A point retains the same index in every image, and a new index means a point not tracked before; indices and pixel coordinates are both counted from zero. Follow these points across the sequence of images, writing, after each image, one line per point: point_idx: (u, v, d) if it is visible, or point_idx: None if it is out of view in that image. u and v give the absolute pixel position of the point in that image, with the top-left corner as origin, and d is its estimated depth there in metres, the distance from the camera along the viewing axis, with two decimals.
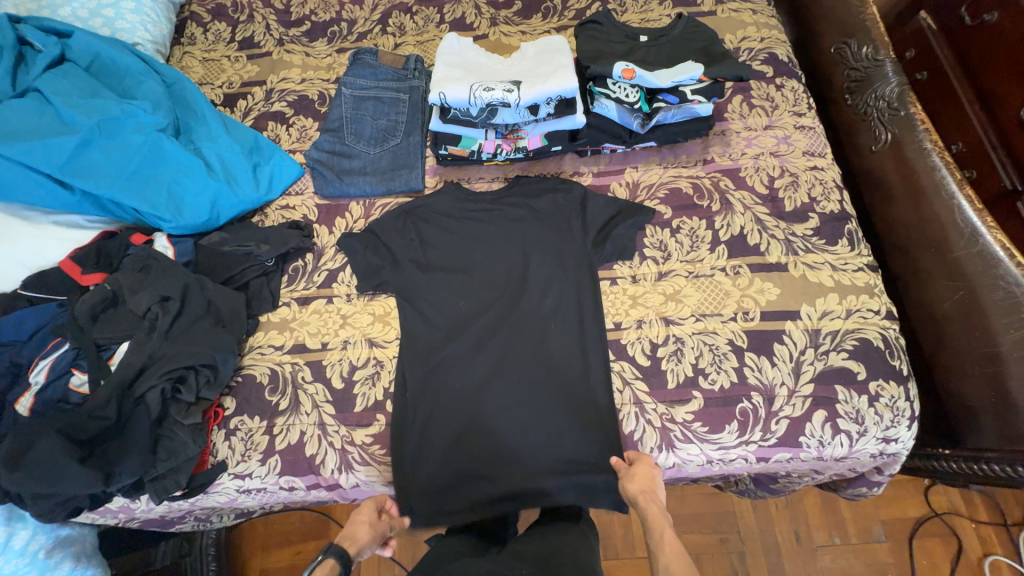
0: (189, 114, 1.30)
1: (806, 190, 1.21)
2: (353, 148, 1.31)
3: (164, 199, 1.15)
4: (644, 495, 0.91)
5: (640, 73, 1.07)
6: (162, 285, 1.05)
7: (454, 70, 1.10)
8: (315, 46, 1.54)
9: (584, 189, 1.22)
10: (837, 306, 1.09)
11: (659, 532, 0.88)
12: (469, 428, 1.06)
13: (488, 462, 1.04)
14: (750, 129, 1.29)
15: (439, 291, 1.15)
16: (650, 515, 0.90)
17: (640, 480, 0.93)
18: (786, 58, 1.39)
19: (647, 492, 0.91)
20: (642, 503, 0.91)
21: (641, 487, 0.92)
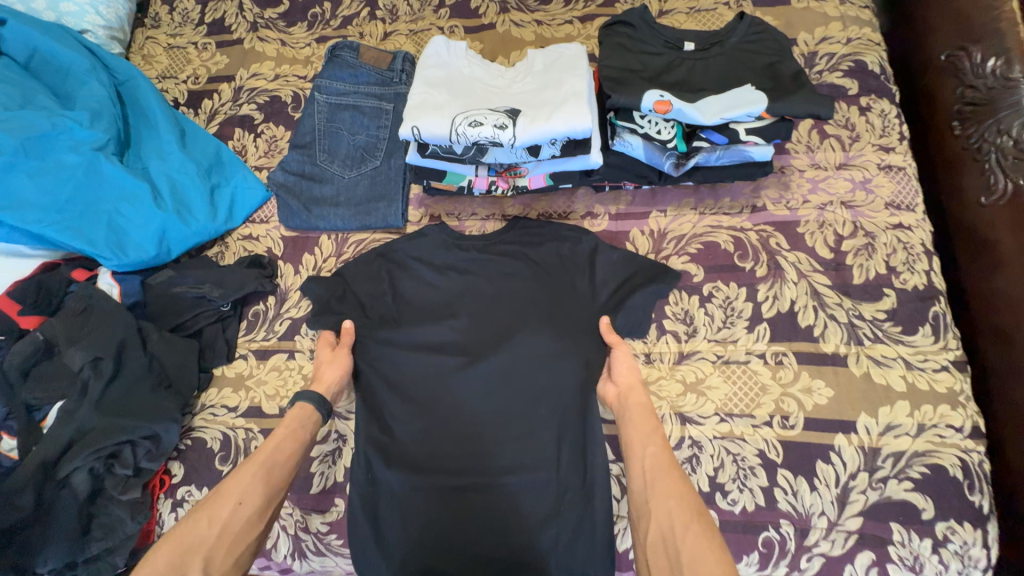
0: (141, 124, 1.13)
1: (883, 257, 0.95)
2: (325, 169, 1.11)
3: (105, 233, 1.00)
4: (630, 381, 0.88)
5: (678, 106, 0.80)
6: (96, 341, 0.92)
7: (436, 92, 0.87)
8: (292, 32, 1.30)
9: (594, 242, 0.99)
10: (906, 418, 0.86)
11: (644, 421, 0.83)
12: (438, 515, 0.89)
13: (460, 558, 0.88)
14: (817, 167, 1.01)
15: (415, 358, 0.96)
16: (633, 403, 0.86)
17: (623, 364, 0.90)
18: (878, 67, 1.07)
19: (632, 381, 0.88)
20: (628, 390, 0.87)
21: (626, 371, 0.89)
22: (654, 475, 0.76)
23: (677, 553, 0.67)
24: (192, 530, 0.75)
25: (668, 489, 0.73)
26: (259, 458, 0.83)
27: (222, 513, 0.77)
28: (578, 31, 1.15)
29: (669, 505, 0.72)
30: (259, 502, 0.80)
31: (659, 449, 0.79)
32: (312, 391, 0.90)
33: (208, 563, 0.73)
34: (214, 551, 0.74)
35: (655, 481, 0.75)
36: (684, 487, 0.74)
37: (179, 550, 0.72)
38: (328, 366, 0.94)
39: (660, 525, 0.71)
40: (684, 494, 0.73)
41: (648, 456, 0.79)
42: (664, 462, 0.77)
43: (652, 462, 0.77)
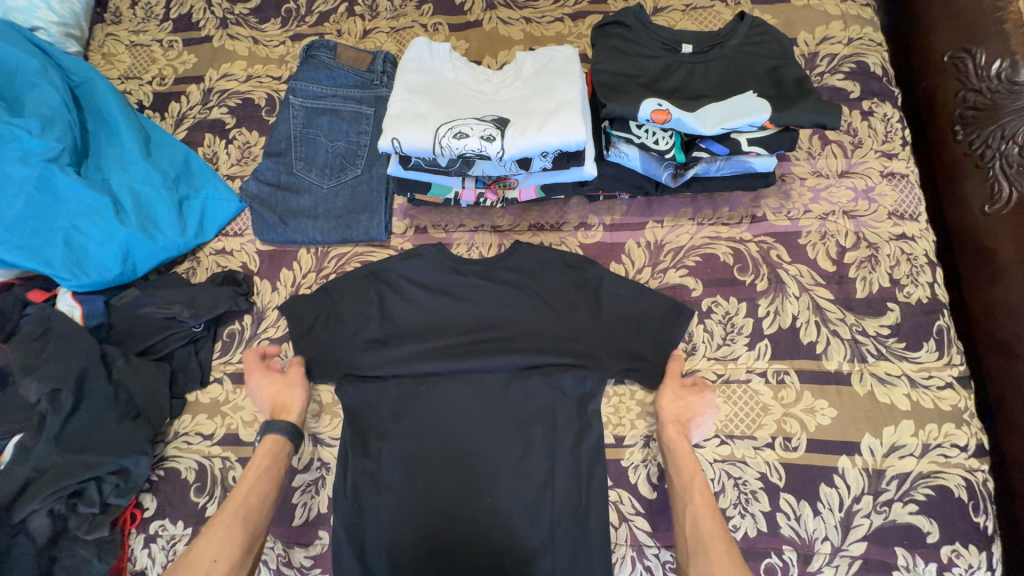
0: (99, 129, 1.05)
1: (887, 269, 0.92)
2: (302, 179, 1.04)
3: (62, 251, 0.93)
4: (676, 431, 0.84)
5: (677, 115, 0.76)
6: (54, 371, 0.85)
7: (417, 100, 0.81)
8: (264, 29, 1.21)
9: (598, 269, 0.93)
10: (910, 437, 0.83)
11: (691, 477, 0.80)
12: (428, 546, 0.84)
13: None
14: (819, 175, 0.98)
15: (403, 381, 0.91)
16: (679, 454, 0.83)
17: (671, 413, 0.85)
18: (880, 69, 1.03)
19: (679, 432, 0.84)
20: (674, 440, 0.83)
21: (673, 420, 0.84)
22: (700, 548, 0.76)
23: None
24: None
25: (714, 568, 0.73)
26: (232, 506, 0.82)
27: (201, 570, 0.76)
28: (569, 29, 1.09)
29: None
30: (239, 550, 0.79)
31: (707, 519, 0.77)
32: (275, 421, 0.88)
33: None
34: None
35: (699, 558, 0.75)
36: (732, 562, 0.74)
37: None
38: (287, 391, 0.91)
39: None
40: (732, 572, 0.73)
41: (692, 515, 0.78)
42: (709, 535, 0.76)
43: (696, 537, 0.77)
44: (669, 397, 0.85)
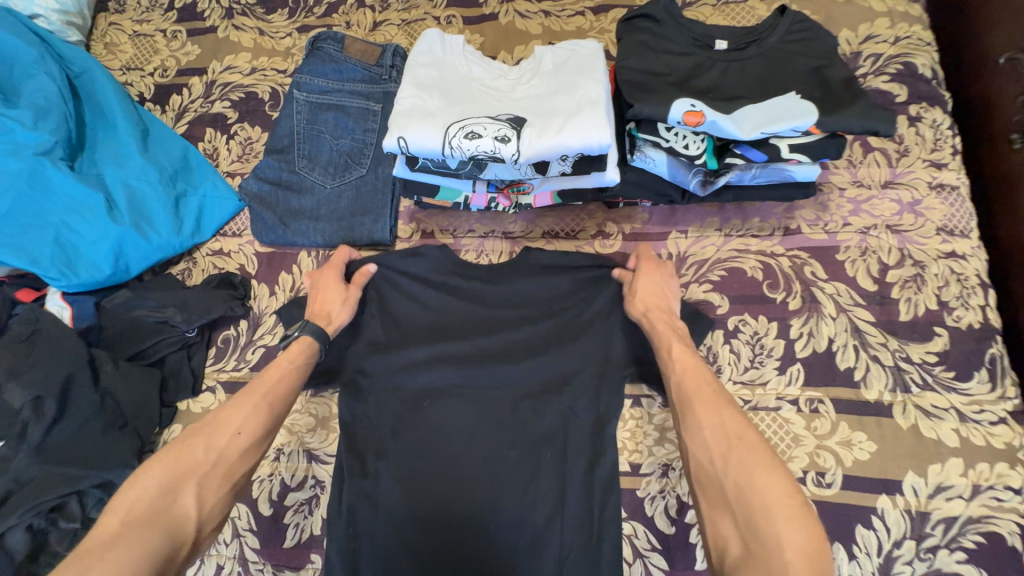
0: (95, 121, 1.01)
1: (934, 290, 0.84)
2: (304, 177, 0.99)
3: (51, 249, 0.89)
4: (653, 313, 0.79)
5: (712, 117, 0.69)
6: (37, 377, 0.81)
7: (426, 96, 0.75)
8: (271, 20, 1.16)
9: (618, 273, 0.85)
10: (959, 477, 0.75)
11: (664, 346, 0.74)
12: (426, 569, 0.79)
13: None
14: (859, 185, 0.90)
15: (406, 396, 0.85)
16: (657, 330, 0.77)
17: (643, 299, 0.81)
18: (929, 71, 0.95)
19: (654, 310, 0.79)
20: (651, 317, 0.78)
21: (647, 304, 0.80)
22: (687, 407, 0.66)
23: (720, 488, 0.58)
24: (187, 453, 0.63)
25: (703, 421, 0.63)
26: (260, 388, 0.72)
27: (220, 439, 0.66)
28: (590, 23, 1.03)
29: (702, 435, 0.62)
30: (261, 432, 0.69)
31: (694, 377, 0.68)
32: (312, 322, 0.81)
33: (201, 494, 0.62)
34: (209, 478, 0.63)
35: (686, 413, 0.65)
36: (723, 408, 0.63)
37: (173, 474, 0.61)
38: (338, 304, 0.85)
39: (698, 457, 0.61)
40: (721, 417, 0.62)
41: (675, 381, 0.70)
42: (693, 389, 0.67)
43: (683, 394, 0.67)
44: (641, 287, 0.81)
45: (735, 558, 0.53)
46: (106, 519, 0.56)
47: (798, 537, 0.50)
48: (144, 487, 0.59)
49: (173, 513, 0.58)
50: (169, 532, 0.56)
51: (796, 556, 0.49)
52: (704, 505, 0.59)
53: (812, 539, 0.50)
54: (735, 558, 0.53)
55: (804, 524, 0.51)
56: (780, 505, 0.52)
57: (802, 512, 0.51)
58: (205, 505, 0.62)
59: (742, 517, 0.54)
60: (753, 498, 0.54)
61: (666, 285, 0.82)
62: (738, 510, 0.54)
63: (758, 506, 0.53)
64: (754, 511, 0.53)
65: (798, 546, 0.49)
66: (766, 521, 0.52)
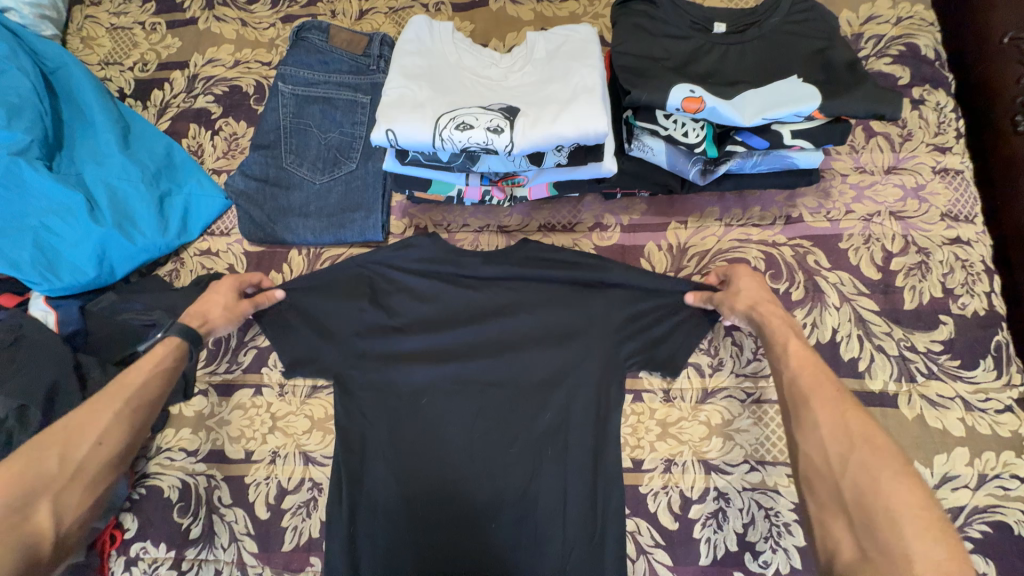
0: (73, 118, 0.97)
1: (939, 278, 0.82)
2: (292, 173, 0.96)
3: (30, 252, 0.86)
4: (762, 308, 0.75)
5: (712, 103, 0.67)
6: (19, 386, 0.78)
7: (415, 86, 0.72)
8: (253, 10, 1.12)
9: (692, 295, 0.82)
10: (965, 467, 0.74)
11: (781, 340, 0.71)
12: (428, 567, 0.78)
13: None
14: (862, 171, 0.88)
15: (404, 394, 0.83)
16: (770, 324, 0.74)
17: (748, 295, 0.77)
18: (933, 52, 0.93)
19: (763, 307, 0.75)
20: (759, 311, 0.75)
21: (753, 300, 0.76)
22: (802, 405, 0.64)
23: (836, 488, 0.56)
24: (37, 466, 0.61)
25: (821, 418, 0.61)
26: (117, 393, 0.70)
27: (76, 451, 0.64)
28: (584, 8, 0.99)
29: (820, 433, 0.60)
30: (126, 439, 0.68)
31: (811, 371, 0.66)
32: (178, 322, 0.79)
33: (58, 508, 0.61)
34: (67, 491, 0.62)
35: (799, 408, 0.64)
36: (848, 410, 0.61)
37: (21, 491, 0.58)
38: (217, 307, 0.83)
39: (811, 454, 0.60)
40: (843, 418, 0.60)
41: (789, 377, 0.67)
42: (808, 384, 0.65)
43: (795, 388, 0.66)
44: (744, 285, 0.78)
45: (849, 562, 0.52)
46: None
47: (931, 551, 0.48)
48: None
49: (27, 529, 0.57)
50: (27, 552, 0.56)
51: (928, 570, 0.47)
52: (813, 504, 0.58)
53: (947, 553, 0.48)
54: (850, 560, 0.52)
55: (940, 540, 0.49)
56: (910, 516, 0.51)
57: (939, 526, 0.49)
58: (65, 519, 0.61)
59: (861, 520, 0.53)
60: (879, 506, 0.52)
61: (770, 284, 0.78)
62: (857, 512, 0.53)
63: (885, 514, 0.51)
64: (878, 518, 0.52)
65: (931, 560, 0.48)
66: (890, 527, 0.51)
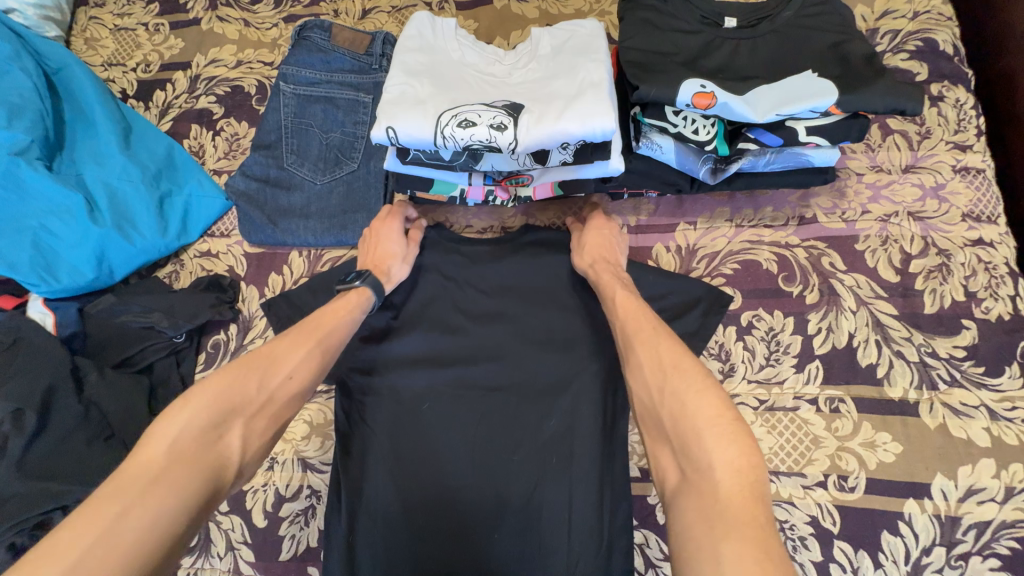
0: (75, 118, 0.97)
1: (961, 280, 0.79)
2: (292, 174, 0.95)
3: (29, 253, 0.85)
4: (598, 265, 0.77)
5: (724, 98, 0.64)
6: (16, 390, 0.77)
7: (417, 83, 0.70)
8: (256, 10, 1.11)
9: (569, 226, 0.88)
10: (991, 479, 0.71)
11: (609, 292, 0.72)
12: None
13: None
14: (880, 170, 0.85)
15: (404, 399, 0.81)
16: (603, 277, 0.75)
17: (591, 252, 0.80)
18: (951, 47, 0.90)
19: (600, 262, 0.77)
20: (596, 269, 0.77)
21: (595, 257, 0.79)
22: (628, 348, 0.64)
23: (659, 419, 0.55)
24: (240, 387, 0.59)
25: (641, 358, 0.61)
26: (313, 331, 0.69)
27: (272, 379, 0.62)
28: (590, 6, 0.97)
29: (641, 371, 0.60)
30: (309, 378, 0.67)
31: (635, 317, 0.66)
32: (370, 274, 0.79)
33: (246, 432, 0.58)
34: (255, 418, 0.59)
35: (626, 353, 0.63)
36: (663, 340, 0.61)
37: (224, 407, 0.57)
38: (398, 262, 0.83)
39: (640, 395, 0.59)
40: (656, 352, 0.60)
41: (620, 326, 0.68)
42: (632, 328, 0.65)
43: (624, 334, 0.66)
44: (588, 243, 0.81)
45: (674, 487, 0.50)
46: (145, 447, 0.51)
47: (729, 455, 0.47)
48: (198, 411, 0.55)
49: (221, 450, 0.54)
50: (212, 473, 0.52)
51: (727, 475, 0.46)
52: (649, 441, 0.56)
53: (742, 454, 0.47)
54: (675, 488, 0.50)
55: (735, 440, 0.48)
56: (707, 425, 0.50)
57: (734, 428, 0.49)
58: (247, 450, 0.58)
59: (677, 444, 0.51)
60: (685, 422, 0.51)
61: (614, 240, 0.81)
62: (673, 437, 0.52)
63: (690, 429, 0.51)
64: (687, 437, 0.50)
65: (729, 465, 0.47)
66: (694, 441, 0.50)
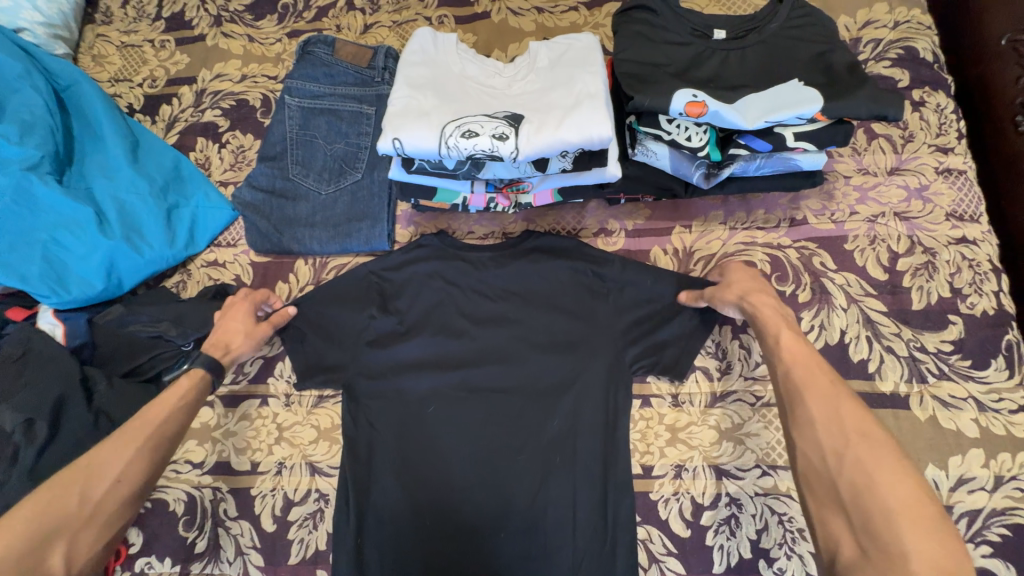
0: (84, 133, 0.99)
1: (946, 277, 0.82)
2: (298, 184, 0.97)
3: (40, 265, 0.87)
4: (751, 298, 0.76)
5: (715, 107, 0.67)
6: (28, 399, 0.78)
7: (421, 95, 0.73)
8: (260, 26, 1.14)
9: (684, 296, 0.82)
10: (981, 469, 0.73)
11: (774, 331, 0.71)
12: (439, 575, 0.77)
13: None
14: (866, 173, 0.88)
15: (409, 402, 0.83)
16: (761, 315, 0.74)
17: (739, 286, 0.78)
18: (931, 55, 0.94)
19: (754, 294, 0.76)
20: (750, 303, 0.75)
21: (745, 290, 0.77)
22: (796, 396, 0.63)
23: (833, 486, 0.56)
24: (61, 500, 0.60)
25: (816, 417, 0.60)
26: (143, 427, 0.69)
27: (96, 488, 0.63)
28: (585, 19, 1.01)
29: (815, 432, 0.60)
30: (147, 473, 0.67)
31: (808, 369, 0.65)
32: (204, 354, 0.80)
33: (71, 551, 0.59)
34: (82, 532, 0.60)
35: (794, 403, 0.63)
36: (840, 399, 0.61)
37: (44, 527, 0.58)
38: (241, 336, 0.83)
39: (807, 453, 0.59)
40: (839, 418, 0.59)
41: (783, 370, 0.67)
42: (803, 379, 0.64)
43: (789, 383, 0.65)
44: (736, 278, 0.79)
45: (850, 561, 0.51)
46: None
47: (926, 547, 0.48)
48: (18, 535, 0.56)
49: (45, 570, 0.56)
50: None
51: (925, 568, 0.47)
52: (812, 503, 0.57)
53: (941, 550, 0.48)
54: (851, 560, 0.51)
55: (934, 533, 0.49)
56: (907, 513, 0.50)
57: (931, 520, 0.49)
58: (75, 565, 0.59)
59: (859, 519, 0.52)
60: (874, 502, 0.52)
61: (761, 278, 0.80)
62: (855, 514, 0.53)
63: (878, 510, 0.51)
64: (874, 517, 0.51)
65: (927, 558, 0.47)
66: (886, 524, 0.50)
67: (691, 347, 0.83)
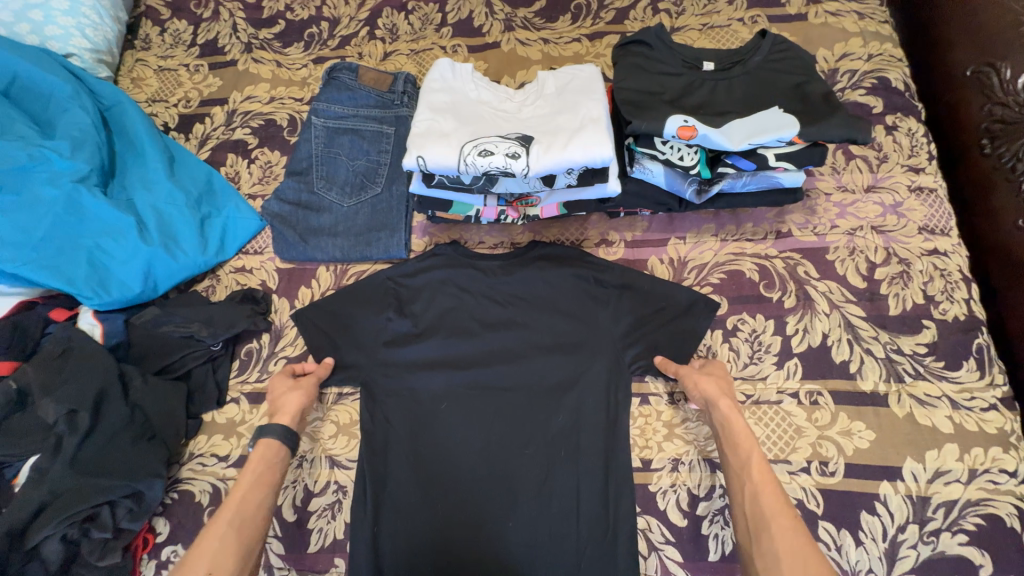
0: (126, 150, 1.08)
1: (920, 286, 0.89)
2: (323, 197, 1.05)
3: (85, 269, 0.94)
4: (722, 406, 0.80)
5: (704, 131, 0.76)
6: (71, 391, 0.84)
7: (442, 119, 0.82)
8: (288, 53, 1.24)
9: (659, 360, 0.87)
10: (956, 462, 0.79)
11: (743, 449, 0.75)
12: (449, 565, 0.81)
13: None
14: (845, 190, 0.96)
15: (423, 400, 0.89)
16: (732, 426, 0.78)
17: (713, 388, 0.82)
18: (902, 84, 1.03)
19: (722, 402, 0.80)
20: (721, 409, 0.80)
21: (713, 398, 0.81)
22: (761, 526, 0.68)
23: None
24: None
25: (778, 548, 0.65)
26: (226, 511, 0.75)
27: None
28: (587, 49, 1.11)
29: (780, 567, 0.63)
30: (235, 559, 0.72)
31: (769, 498, 0.70)
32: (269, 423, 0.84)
33: None
34: None
35: (760, 536, 0.67)
36: (798, 533, 0.65)
37: None
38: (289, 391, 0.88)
39: None
40: (804, 556, 0.63)
41: (749, 491, 0.72)
42: (769, 510, 0.69)
43: (756, 512, 0.70)
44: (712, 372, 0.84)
45: None
46: None
47: None
48: None
49: None
50: None
51: None
52: None
53: None
54: None
55: None
56: None
57: None
58: None
59: None
60: None
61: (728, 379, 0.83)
62: None
63: None
64: None
65: None
66: None
67: (687, 350, 0.88)
